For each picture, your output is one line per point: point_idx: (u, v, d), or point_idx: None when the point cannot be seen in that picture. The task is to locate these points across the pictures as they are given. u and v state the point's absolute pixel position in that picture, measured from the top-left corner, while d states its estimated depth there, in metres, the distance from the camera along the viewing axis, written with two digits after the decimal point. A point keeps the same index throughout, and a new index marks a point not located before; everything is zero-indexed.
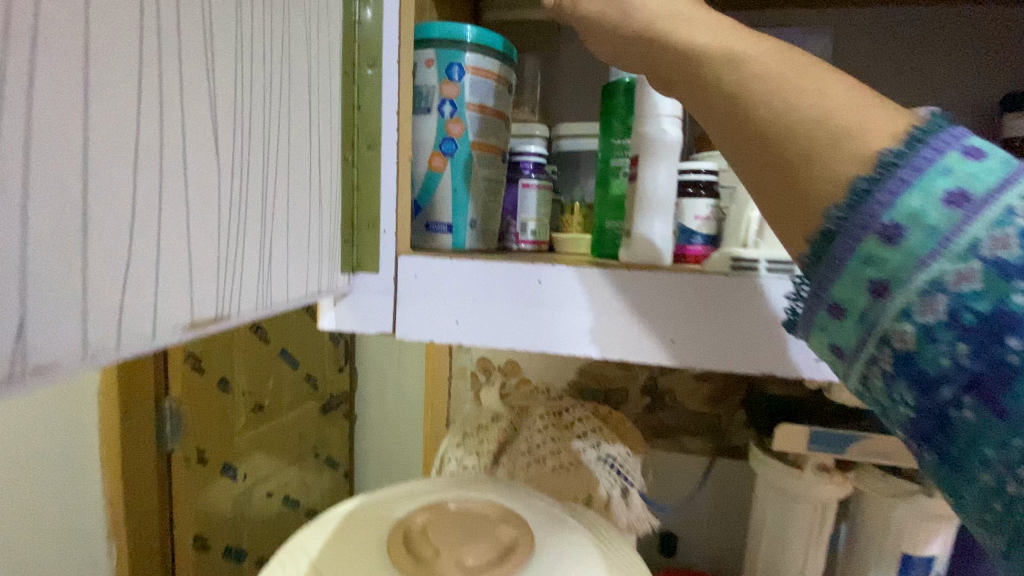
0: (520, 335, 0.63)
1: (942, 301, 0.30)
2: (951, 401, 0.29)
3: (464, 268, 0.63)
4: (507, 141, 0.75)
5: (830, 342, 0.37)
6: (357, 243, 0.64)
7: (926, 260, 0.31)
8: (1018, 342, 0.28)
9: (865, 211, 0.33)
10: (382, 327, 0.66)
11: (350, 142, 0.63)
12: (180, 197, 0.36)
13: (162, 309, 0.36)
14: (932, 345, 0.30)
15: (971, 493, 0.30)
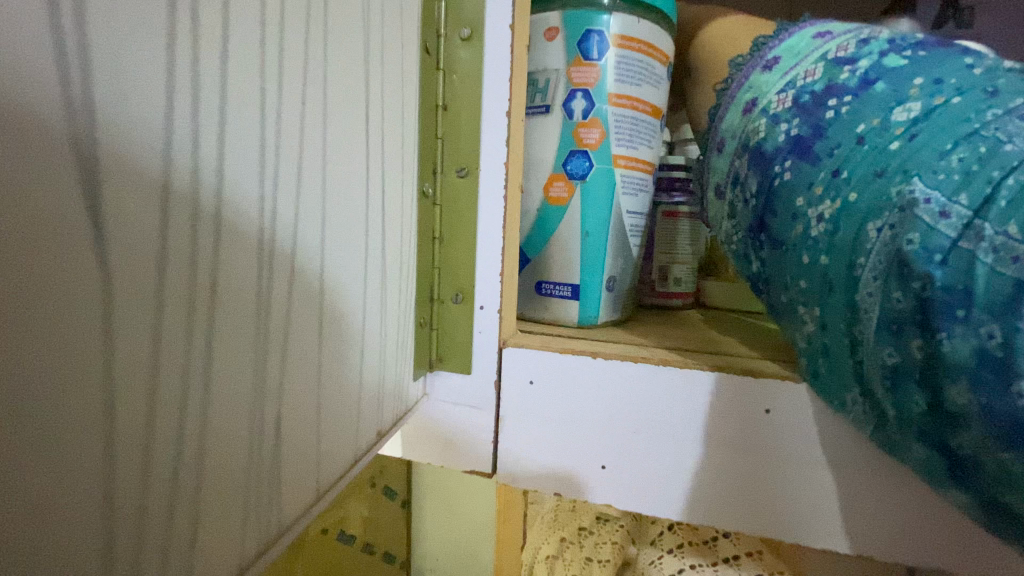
0: (721, 500, 0.36)
1: (790, 93, 0.35)
2: (780, 170, 0.34)
3: (619, 377, 0.37)
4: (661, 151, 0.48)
5: (715, 184, 0.42)
6: (440, 325, 0.40)
7: (790, 69, 0.36)
8: (835, 102, 0.32)
9: (760, 52, 0.40)
10: (478, 465, 0.41)
11: (432, 164, 0.38)
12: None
13: None
14: (776, 128, 0.35)
15: (792, 255, 0.33)
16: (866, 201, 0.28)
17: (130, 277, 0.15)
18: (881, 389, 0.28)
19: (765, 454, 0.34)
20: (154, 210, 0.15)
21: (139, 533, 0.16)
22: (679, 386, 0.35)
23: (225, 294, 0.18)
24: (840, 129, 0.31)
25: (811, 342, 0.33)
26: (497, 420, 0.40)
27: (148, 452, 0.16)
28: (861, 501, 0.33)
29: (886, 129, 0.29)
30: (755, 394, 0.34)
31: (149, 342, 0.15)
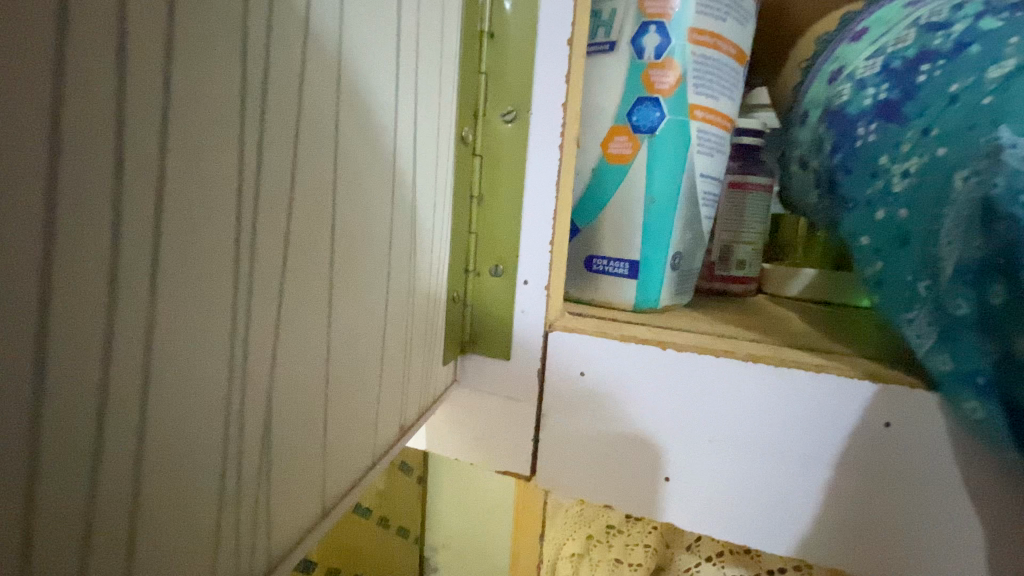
0: (815, 530, 0.29)
1: (879, 59, 0.30)
2: (862, 133, 0.30)
3: (689, 375, 0.30)
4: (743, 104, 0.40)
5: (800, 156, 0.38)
6: (476, 300, 0.34)
7: (882, 35, 0.32)
8: (928, 64, 0.27)
9: (851, 27, 0.38)
10: (514, 465, 0.35)
11: (472, 107, 0.32)
12: None
13: None
14: (862, 92, 0.30)
15: (863, 218, 0.29)
16: (951, 157, 0.23)
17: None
18: (951, 354, 0.24)
19: (878, 479, 0.27)
20: (36, 78, 0.09)
21: None
22: (768, 388, 0.29)
23: (178, 241, 0.12)
24: (928, 88, 0.26)
25: (880, 306, 0.29)
26: (538, 414, 0.34)
27: (28, 481, 0.10)
28: (1018, 551, 0.25)
29: (980, 84, 0.23)
30: (868, 402, 0.27)
31: (31, 302, 0.09)
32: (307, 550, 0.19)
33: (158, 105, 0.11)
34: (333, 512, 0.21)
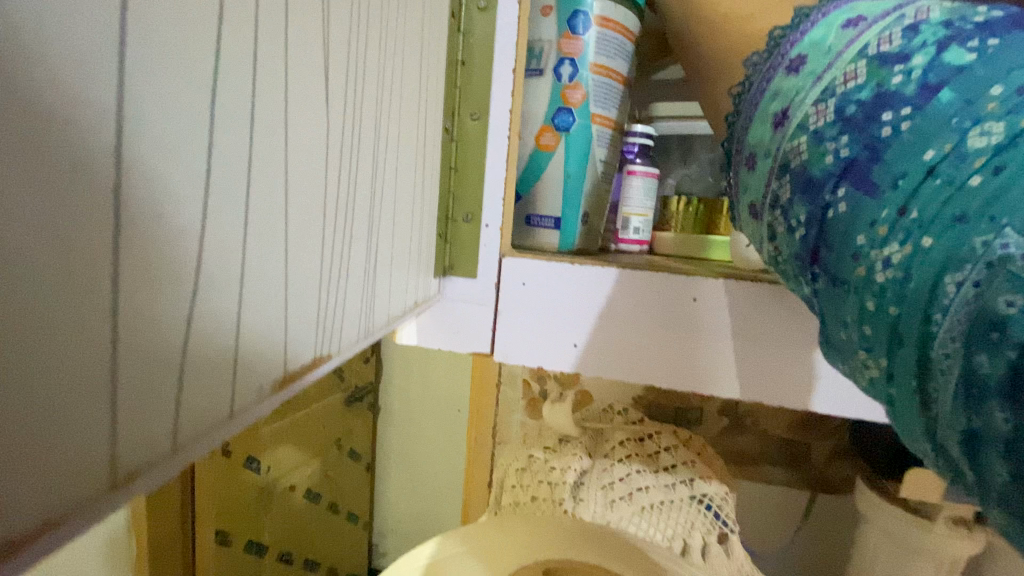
0: (663, 370, 0.48)
1: (831, 104, 0.31)
2: (831, 197, 0.29)
3: (587, 278, 0.48)
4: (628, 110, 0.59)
5: (751, 202, 0.39)
6: (452, 239, 0.50)
7: (822, 75, 0.33)
8: (891, 115, 0.28)
9: (782, 59, 0.38)
10: (479, 348, 0.52)
11: (450, 110, 0.48)
12: (274, 210, 0.23)
13: (243, 367, 0.22)
14: (822, 147, 0.31)
15: (851, 298, 0.28)
16: (942, 247, 0.23)
17: (325, 132, 0.26)
18: (962, 457, 0.22)
19: (691, 332, 0.47)
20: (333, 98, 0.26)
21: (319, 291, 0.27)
22: (634, 285, 0.47)
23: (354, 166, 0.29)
24: (900, 154, 0.27)
25: (883, 387, 0.27)
26: (495, 313, 0.51)
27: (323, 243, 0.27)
28: (760, 360, 0.46)
29: (963, 155, 0.24)
30: (688, 288, 0.46)
31: (333, 175, 0.27)
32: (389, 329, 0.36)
33: (353, 110, 0.28)
34: (396, 321, 0.37)
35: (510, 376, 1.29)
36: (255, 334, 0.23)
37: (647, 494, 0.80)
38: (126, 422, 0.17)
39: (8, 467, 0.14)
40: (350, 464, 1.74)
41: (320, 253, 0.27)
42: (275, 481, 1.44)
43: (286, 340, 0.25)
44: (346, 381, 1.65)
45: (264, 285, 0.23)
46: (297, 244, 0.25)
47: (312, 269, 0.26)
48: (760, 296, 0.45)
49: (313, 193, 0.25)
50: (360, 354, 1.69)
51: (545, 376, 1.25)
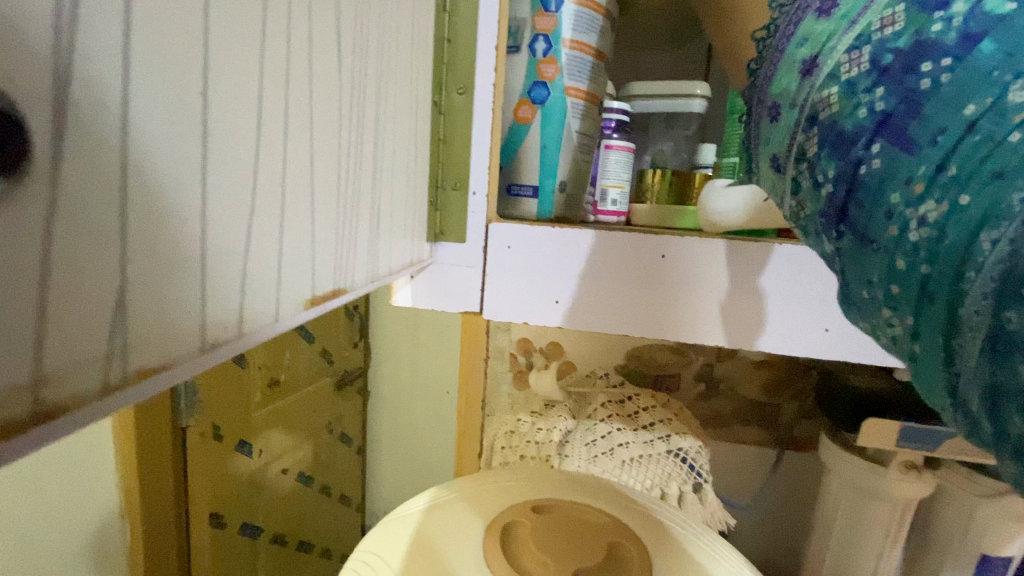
0: (636, 320, 0.53)
1: (865, 52, 0.26)
2: (862, 155, 0.26)
3: (568, 241, 0.53)
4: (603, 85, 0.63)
5: (772, 156, 0.34)
6: (441, 206, 0.54)
7: (857, 15, 0.28)
8: (931, 68, 0.24)
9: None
10: (469, 307, 0.56)
11: (438, 84, 0.51)
12: (304, 151, 0.26)
13: (285, 283, 0.26)
14: (853, 99, 0.27)
15: (877, 260, 0.26)
16: (978, 204, 0.21)
17: (342, 89, 0.29)
18: (980, 401, 0.22)
19: (659, 286, 0.52)
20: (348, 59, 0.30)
21: (341, 231, 0.31)
22: (608, 245, 0.52)
23: (364, 124, 0.33)
24: (942, 108, 0.23)
25: (905, 343, 0.26)
26: (483, 275, 0.55)
27: (341, 187, 0.30)
28: (724, 309, 0.52)
29: (1004, 112, 0.21)
30: (657, 246, 0.52)
31: (348, 128, 0.31)
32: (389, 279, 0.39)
33: (362, 72, 0.32)
34: (394, 274, 0.41)
35: (497, 352, 1.33)
36: (296, 251, 0.26)
37: (627, 449, 0.86)
38: (206, 303, 0.21)
39: (142, 313, 0.18)
40: (341, 446, 1.78)
41: (340, 196, 0.30)
42: (268, 463, 1.47)
43: (313, 269, 0.28)
44: (336, 365, 1.69)
45: (300, 212, 0.26)
46: (321, 184, 0.28)
47: (335, 207, 0.30)
48: (723, 252, 0.51)
49: (332, 141, 0.29)
50: (349, 338, 1.72)
51: (531, 351, 1.30)
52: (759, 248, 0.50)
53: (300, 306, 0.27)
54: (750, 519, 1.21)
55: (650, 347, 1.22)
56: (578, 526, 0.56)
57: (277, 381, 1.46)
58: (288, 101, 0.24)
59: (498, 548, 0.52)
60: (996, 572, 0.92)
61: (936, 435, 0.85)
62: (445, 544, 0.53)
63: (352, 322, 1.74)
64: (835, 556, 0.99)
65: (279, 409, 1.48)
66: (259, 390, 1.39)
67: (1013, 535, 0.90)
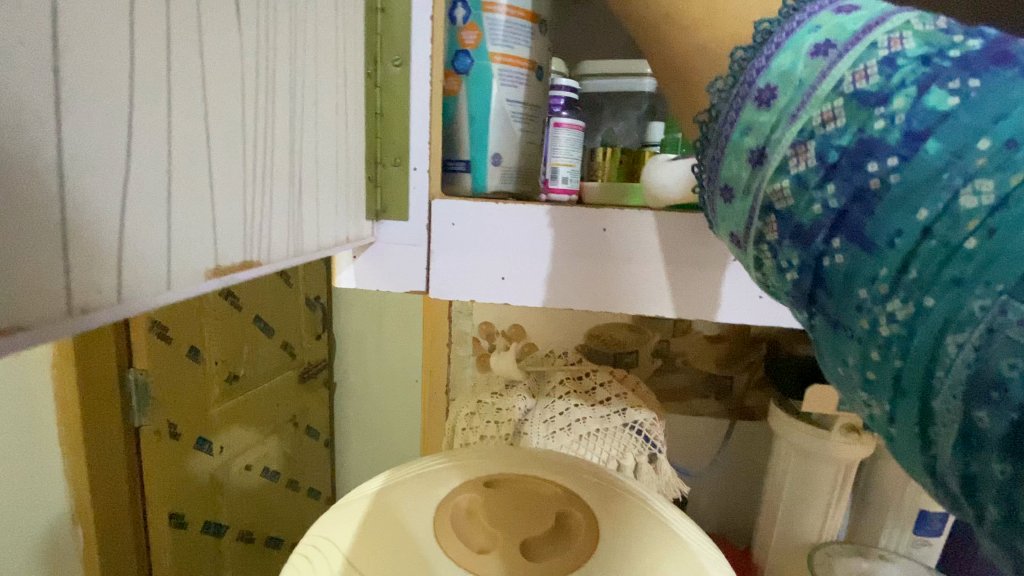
0: (581, 294, 0.54)
1: (812, 147, 0.27)
2: (825, 249, 0.26)
3: (511, 217, 0.53)
4: (543, 50, 0.60)
5: (729, 232, 0.34)
6: (381, 183, 0.52)
7: (796, 109, 0.28)
8: (877, 168, 0.24)
9: (746, 82, 0.32)
10: (415, 286, 0.55)
11: (372, 57, 0.50)
12: (196, 112, 0.25)
13: (179, 250, 0.25)
14: (806, 194, 0.27)
15: (850, 350, 0.26)
16: (942, 308, 0.22)
17: (241, 49, 0.28)
18: (958, 488, 0.23)
19: (603, 260, 0.53)
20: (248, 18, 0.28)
21: (249, 200, 0.29)
22: (550, 220, 0.53)
23: (274, 88, 0.31)
24: (892, 208, 0.23)
25: (884, 424, 0.26)
26: (427, 253, 0.54)
27: (247, 153, 0.29)
28: (666, 280, 0.53)
29: (955, 217, 0.22)
30: (599, 220, 0.52)
31: (253, 93, 0.29)
32: (321, 254, 0.38)
33: (269, 35, 0.30)
34: (327, 249, 0.40)
35: (459, 337, 1.33)
36: (191, 219, 0.25)
37: (584, 424, 0.88)
38: (74, 268, 0.20)
39: None
40: (308, 440, 1.76)
41: (246, 162, 0.29)
42: (230, 461, 1.45)
43: (215, 237, 0.27)
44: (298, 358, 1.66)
45: (191, 178, 0.25)
46: (219, 148, 0.27)
47: (241, 174, 0.29)
48: (663, 223, 0.52)
49: (228, 101, 0.27)
50: (310, 330, 1.70)
51: (493, 334, 1.30)
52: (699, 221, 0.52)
53: (200, 277, 0.26)
54: (707, 488, 1.26)
55: (609, 326, 1.25)
56: (528, 498, 0.56)
57: (237, 375, 1.44)
58: (165, 55, 0.23)
59: (449, 525, 0.52)
60: (932, 526, 0.97)
61: None
62: (396, 522, 0.52)
63: (313, 313, 1.71)
64: (785, 518, 1.04)
65: (239, 405, 1.46)
66: (217, 385, 1.37)
67: None
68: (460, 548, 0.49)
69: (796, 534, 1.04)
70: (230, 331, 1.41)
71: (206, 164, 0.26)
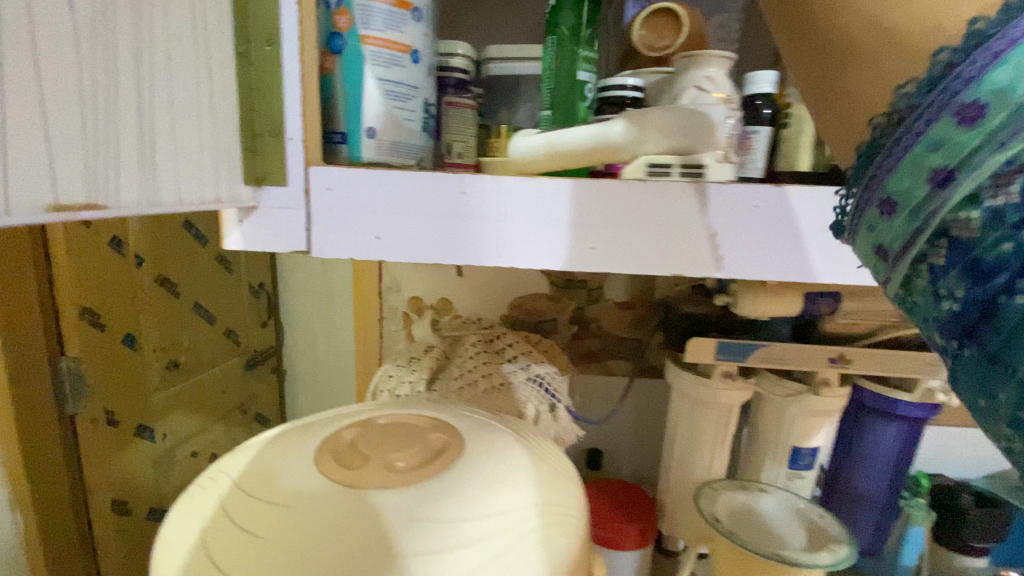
0: (443, 249, 0.60)
1: (1012, 185, 0.30)
2: (1004, 286, 0.30)
3: (377, 182, 0.59)
4: (421, 32, 0.67)
5: (887, 243, 0.39)
6: (259, 151, 0.58)
7: (1000, 145, 0.31)
8: None
9: (951, 100, 0.36)
10: (297, 245, 0.62)
11: (245, 37, 0.56)
12: (26, 79, 0.33)
13: (16, 184, 0.32)
14: (993, 228, 0.31)
15: (1005, 381, 0.30)
16: None
17: (70, 30, 0.35)
18: None
19: (456, 217, 0.60)
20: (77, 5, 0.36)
21: (87, 153, 0.37)
22: (412, 184, 0.59)
23: (111, 63, 0.39)
24: None
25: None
26: (306, 215, 0.60)
27: (83, 115, 0.37)
28: (512, 235, 0.60)
29: None
30: (454, 182, 0.59)
31: (88, 66, 0.37)
32: (179, 207, 0.46)
33: (107, 21, 0.38)
34: (185, 204, 0.47)
35: (391, 312, 1.39)
36: (27, 163, 0.33)
37: (490, 378, 0.99)
38: None
39: None
40: (255, 424, 1.79)
41: (82, 121, 0.36)
42: (173, 448, 1.49)
43: (53, 179, 0.35)
44: (244, 344, 1.69)
45: (27, 135, 0.33)
46: (56, 110, 0.34)
47: (78, 132, 0.36)
48: (503, 184, 0.59)
49: (64, 76, 0.35)
50: (256, 318, 1.71)
51: (423, 308, 1.36)
52: (531, 185, 0.59)
53: (39, 208, 0.34)
54: (624, 443, 1.38)
55: (529, 296, 1.34)
56: (404, 430, 0.64)
57: (177, 363, 1.48)
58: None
59: (330, 453, 0.58)
60: (803, 460, 1.11)
61: (744, 347, 1.02)
62: (284, 454, 0.59)
63: (257, 300, 1.72)
64: (680, 460, 1.16)
65: (182, 391, 1.50)
66: (157, 372, 1.41)
67: (813, 428, 1.09)
68: (339, 468, 0.55)
69: (689, 474, 1.16)
70: (168, 318, 1.44)
71: (40, 121, 0.34)
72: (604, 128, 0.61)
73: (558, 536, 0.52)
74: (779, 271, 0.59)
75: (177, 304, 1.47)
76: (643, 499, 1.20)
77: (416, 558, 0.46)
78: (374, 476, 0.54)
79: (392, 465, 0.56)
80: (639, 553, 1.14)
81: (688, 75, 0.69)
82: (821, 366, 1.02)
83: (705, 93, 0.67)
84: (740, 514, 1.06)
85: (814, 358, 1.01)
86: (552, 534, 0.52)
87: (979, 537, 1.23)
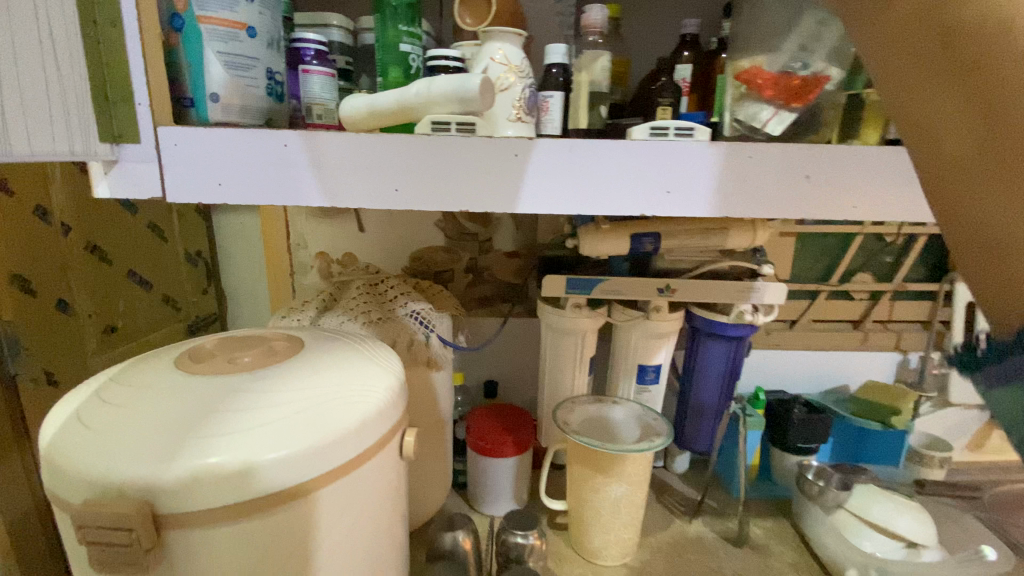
0: (274, 193, 0.75)
1: None
2: None
3: (213, 139, 0.73)
4: (254, 11, 0.79)
5: None
6: (113, 114, 0.71)
7: None
8: None
9: None
10: (155, 193, 0.75)
11: (90, 19, 0.67)
12: None
13: None
14: None
15: None
16: None
17: None
18: None
19: (283, 167, 0.74)
20: None
21: None
22: (243, 139, 0.74)
23: None
24: None
25: None
26: (160, 168, 0.74)
27: None
28: (330, 180, 0.75)
29: None
30: (277, 138, 0.74)
31: None
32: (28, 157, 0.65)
33: None
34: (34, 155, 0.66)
35: (301, 267, 1.53)
36: None
37: (366, 314, 1.15)
38: None
39: None
40: None
41: None
42: None
43: None
44: (183, 311, 1.79)
45: None
46: None
47: None
48: (319, 138, 0.74)
49: None
50: (195, 286, 1.81)
51: (330, 262, 1.51)
52: (339, 138, 0.74)
53: None
54: (516, 375, 1.57)
55: (426, 248, 1.49)
56: (255, 339, 0.80)
57: (114, 328, 1.55)
58: None
59: (188, 356, 0.74)
60: (648, 376, 1.33)
61: (588, 282, 1.21)
62: (153, 361, 0.73)
63: (195, 269, 1.81)
64: (551, 383, 1.36)
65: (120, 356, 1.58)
66: (94, 336, 1.48)
67: (654, 347, 1.30)
68: (193, 365, 0.71)
69: (557, 393, 1.37)
70: (103, 286, 1.51)
71: None
72: (406, 89, 0.76)
73: (363, 405, 0.68)
74: (543, 203, 0.76)
75: (113, 271, 1.54)
76: (522, 417, 1.40)
77: (234, 411, 0.62)
78: (218, 367, 0.71)
79: (235, 359, 0.72)
80: (517, 460, 1.34)
81: (486, 48, 0.84)
82: (651, 295, 1.22)
83: (496, 64, 0.82)
84: (593, 422, 1.27)
85: (645, 289, 1.22)
86: (353, 405, 0.68)
87: (805, 439, 1.43)
